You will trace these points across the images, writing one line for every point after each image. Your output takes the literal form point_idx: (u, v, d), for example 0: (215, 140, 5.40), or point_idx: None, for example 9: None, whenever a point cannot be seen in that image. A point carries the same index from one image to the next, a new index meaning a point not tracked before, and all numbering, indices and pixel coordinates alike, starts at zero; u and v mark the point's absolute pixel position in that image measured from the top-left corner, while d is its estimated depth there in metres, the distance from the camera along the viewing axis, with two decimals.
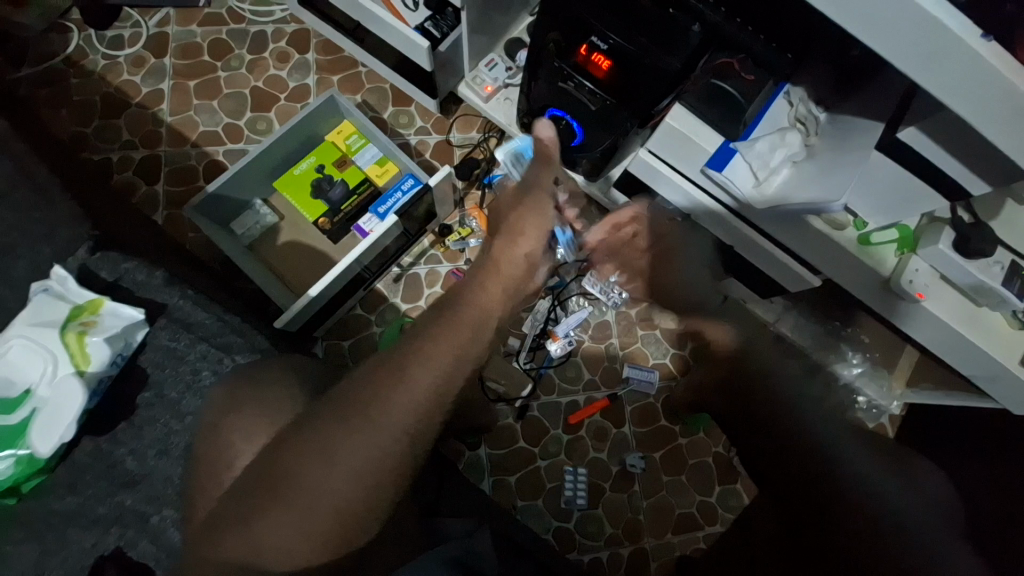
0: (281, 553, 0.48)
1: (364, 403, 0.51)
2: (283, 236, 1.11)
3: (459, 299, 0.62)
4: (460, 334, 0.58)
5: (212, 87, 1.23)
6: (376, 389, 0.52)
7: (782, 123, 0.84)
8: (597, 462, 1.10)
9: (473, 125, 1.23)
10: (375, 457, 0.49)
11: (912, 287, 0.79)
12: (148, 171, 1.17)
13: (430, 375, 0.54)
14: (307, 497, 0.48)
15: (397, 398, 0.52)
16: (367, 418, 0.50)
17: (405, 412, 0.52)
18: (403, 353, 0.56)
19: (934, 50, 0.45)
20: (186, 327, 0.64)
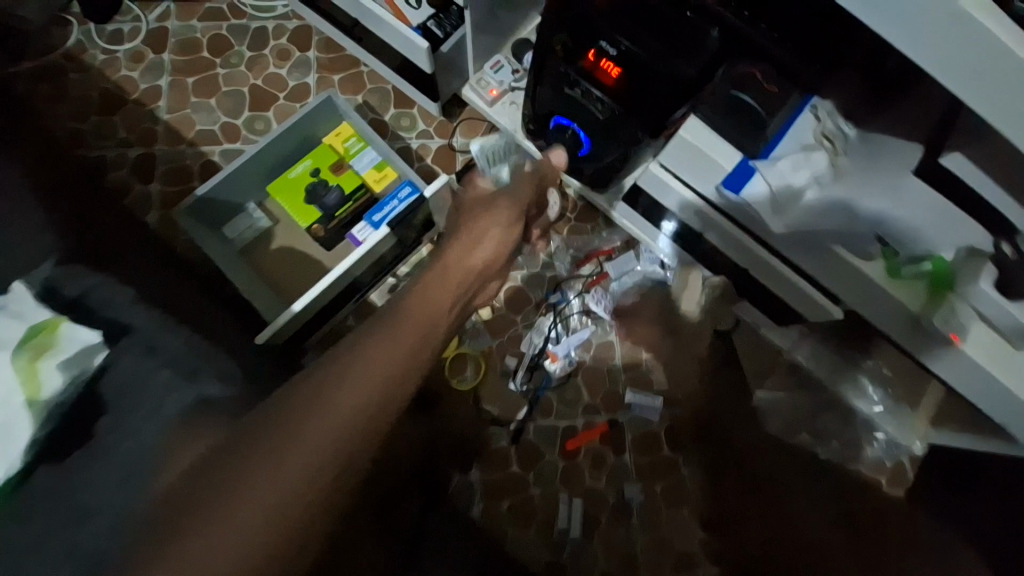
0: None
1: (301, 409, 0.48)
2: (276, 241, 1.07)
3: (410, 303, 0.59)
4: (413, 344, 0.54)
5: (211, 85, 1.20)
6: (313, 391, 0.49)
7: (807, 139, 0.76)
8: (594, 491, 1.05)
9: (477, 130, 1.16)
10: (307, 466, 0.46)
11: (943, 325, 0.68)
12: (143, 171, 1.14)
13: (377, 377, 0.50)
14: (228, 522, 0.44)
15: (336, 402, 0.48)
16: (302, 421, 0.47)
17: (345, 417, 0.48)
18: (346, 354, 0.52)
19: (986, 62, 0.37)
20: (149, 349, 0.59)
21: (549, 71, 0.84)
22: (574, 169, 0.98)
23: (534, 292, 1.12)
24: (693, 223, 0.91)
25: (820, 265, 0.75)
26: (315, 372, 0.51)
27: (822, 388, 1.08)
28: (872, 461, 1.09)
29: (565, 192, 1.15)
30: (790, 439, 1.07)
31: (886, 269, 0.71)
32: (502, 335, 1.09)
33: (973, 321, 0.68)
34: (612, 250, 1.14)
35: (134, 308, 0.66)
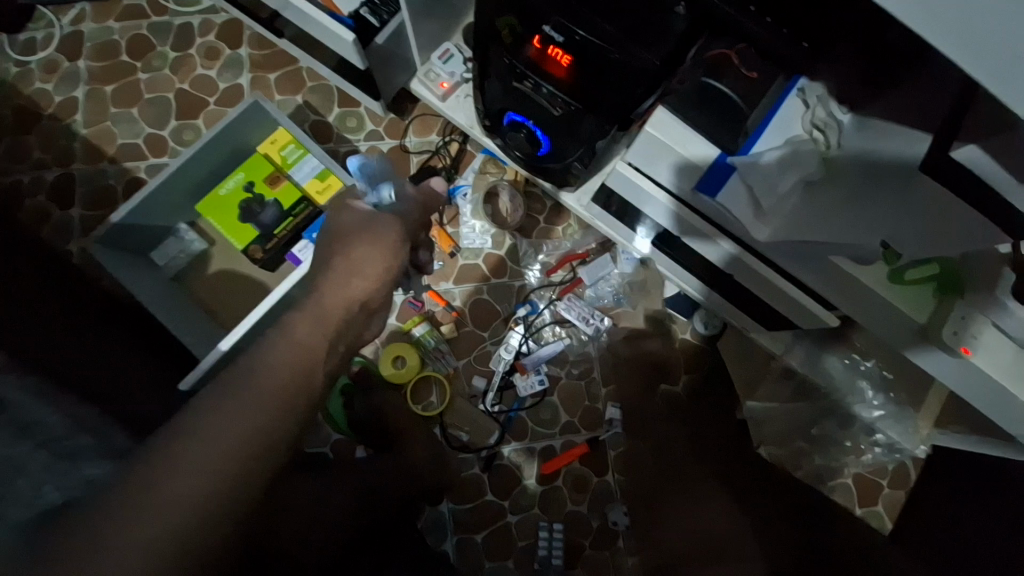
0: None
1: (119, 504, 0.38)
2: (213, 264, 0.97)
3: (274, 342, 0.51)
4: (270, 420, 0.44)
5: (132, 92, 1.07)
6: (142, 481, 0.39)
7: (796, 130, 0.66)
8: (576, 516, 0.98)
9: (431, 127, 1.05)
10: (177, 524, 0.39)
11: (957, 340, 0.62)
12: (62, 194, 1.03)
13: (225, 460, 0.41)
14: (105, 546, 0.37)
15: (158, 497, 0.39)
16: (171, 470, 0.40)
17: (176, 519, 0.39)
18: (180, 438, 0.41)
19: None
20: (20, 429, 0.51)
21: (494, 64, 0.74)
22: (536, 169, 0.88)
23: (501, 304, 1.03)
24: (671, 226, 0.80)
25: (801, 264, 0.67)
26: (150, 452, 0.41)
27: (818, 393, 1.01)
28: (871, 465, 1.05)
29: (531, 192, 1.05)
30: (781, 448, 1.02)
31: (889, 273, 0.64)
32: (468, 354, 1.01)
33: (984, 330, 0.63)
34: (587, 252, 1.04)
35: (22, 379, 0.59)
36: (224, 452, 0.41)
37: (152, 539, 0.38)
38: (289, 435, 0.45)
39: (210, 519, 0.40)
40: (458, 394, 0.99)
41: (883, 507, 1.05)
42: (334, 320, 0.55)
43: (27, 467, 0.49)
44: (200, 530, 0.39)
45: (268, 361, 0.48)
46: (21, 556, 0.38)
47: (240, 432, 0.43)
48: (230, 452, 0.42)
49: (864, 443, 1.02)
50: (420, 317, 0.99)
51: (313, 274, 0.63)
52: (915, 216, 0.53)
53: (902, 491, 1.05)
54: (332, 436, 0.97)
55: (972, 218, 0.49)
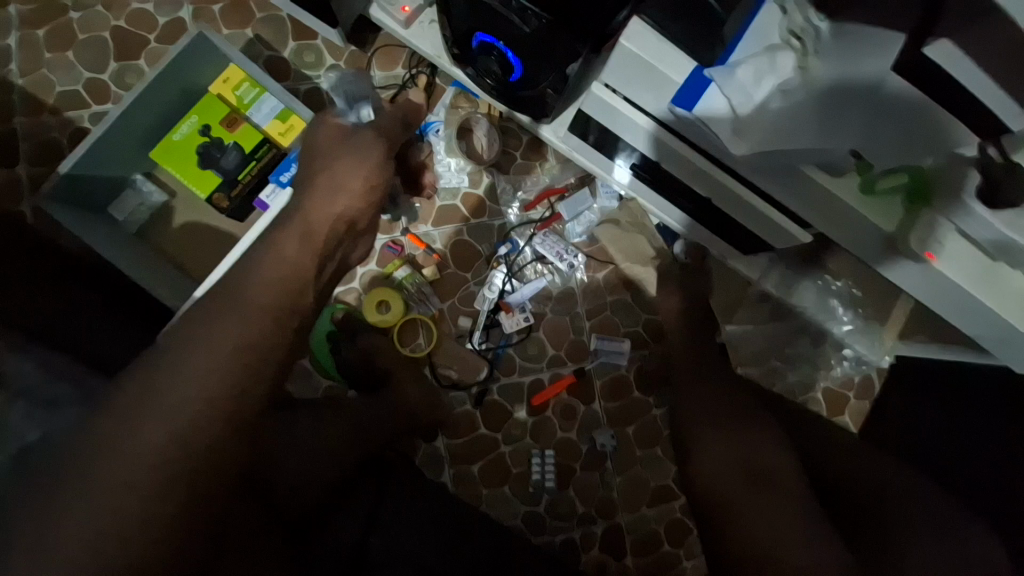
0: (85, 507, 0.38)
1: (128, 409, 0.42)
2: (177, 218, 0.92)
3: (251, 278, 0.50)
4: (260, 332, 0.47)
5: (62, 33, 0.97)
6: (152, 385, 0.43)
7: (773, 39, 0.63)
8: (566, 442, 1.03)
9: (396, 60, 0.99)
10: (184, 421, 0.42)
11: (921, 246, 0.64)
12: (3, 150, 0.95)
13: (225, 366, 0.45)
14: (125, 440, 0.40)
15: (162, 400, 0.42)
16: (175, 375, 0.43)
17: (184, 417, 0.42)
18: (179, 348, 0.45)
19: None
20: None
21: None
22: (510, 99, 0.85)
23: (482, 245, 1.02)
24: (650, 152, 0.80)
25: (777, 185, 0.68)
26: (154, 362, 0.44)
27: (793, 313, 1.06)
28: (839, 378, 1.08)
29: (507, 126, 1.02)
30: (759, 368, 1.07)
31: (860, 185, 0.65)
32: (452, 296, 1.01)
33: (948, 237, 0.66)
34: (566, 188, 1.03)
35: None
36: (226, 353, 0.45)
37: (162, 435, 0.41)
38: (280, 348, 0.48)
39: (214, 418, 0.43)
40: (445, 335, 1.00)
41: (849, 417, 1.09)
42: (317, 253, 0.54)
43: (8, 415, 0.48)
44: (206, 432, 0.42)
45: (253, 298, 0.49)
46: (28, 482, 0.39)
47: (235, 342, 0.46)
48: (229, 354, 0.45)
49: (835, 359, 1.08)
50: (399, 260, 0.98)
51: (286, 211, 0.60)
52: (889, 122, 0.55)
53: (869, 400, 1.09)
54: (322, 384, 0.98)
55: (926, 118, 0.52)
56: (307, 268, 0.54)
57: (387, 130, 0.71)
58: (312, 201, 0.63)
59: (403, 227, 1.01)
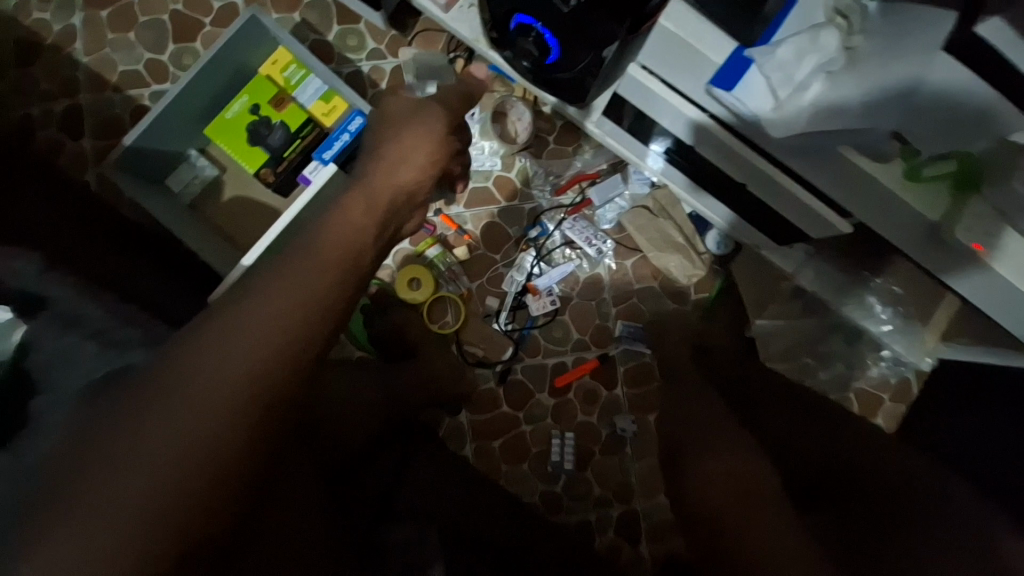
0: (152, 448, 0.38)
1: (191, 356, 0.42)
2: (227, 191, 0.98)
3: (303, 244, 0.52)
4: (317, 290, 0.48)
5: (127, 16, 1.04)
6: (215, 334, 0.43)
7: (817, 19, 0.63)
8: (586, 425, 1.04)
9: (435, 44, 1.02)
10: (246, 368, 0.42)
11: (968, 237, 0.63)
12: (73, 125, 1.03)
13: (286, 317, 0.45)
14: (189, 386, 0.41)
15: (223, 349, 0.42)
16: (238, 326, 0.44)
17: (244, 365, 0.42)
18: (236, 303, 0.46)
19: None
20: (70, 323, 0.56)
21: None
22: (545, 81, 0.86)
23: (512, 228, 1.04)
24: (685, 136, 0.79)
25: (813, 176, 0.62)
26: (215, 315, 0.45)
27: (828, 310, 1.03)
28: (876, 380, 1.08)
29: (541, 111, 1.03)
30: (789, 364, 1.05)
31: (905, 171, 0.63)
32: (481, 277, 1.03)
33: (999, 229, 0.63)
34: (597, 173, 1.03)
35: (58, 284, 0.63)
36: (286, 305, 0.46)
37: (222, 384, 0.41)
38: (334, 308, 0.49)
39: (275, 367, 0.43)
40: (472, 314, 1.02)
41: (882, 420, 1.08)
42: (356, 223, 0.57)
43: (78, 354, 0.52)
44: (262, 385, 0.42)
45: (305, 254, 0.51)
46: (94, 407, 0.42)
47: (292, 298, 0.47)
48: (287, 306, 0.46)
49: (871, 359, 1.07)
50: (431, 240, 1.01)
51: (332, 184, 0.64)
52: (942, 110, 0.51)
53: (903, 406, 1.08)
54: (354, 354, 1.02)
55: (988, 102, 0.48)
56: (349, 234, 0.56)
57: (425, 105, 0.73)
58: (352, 175, 0.66)
59: (437, 208, 1.03)
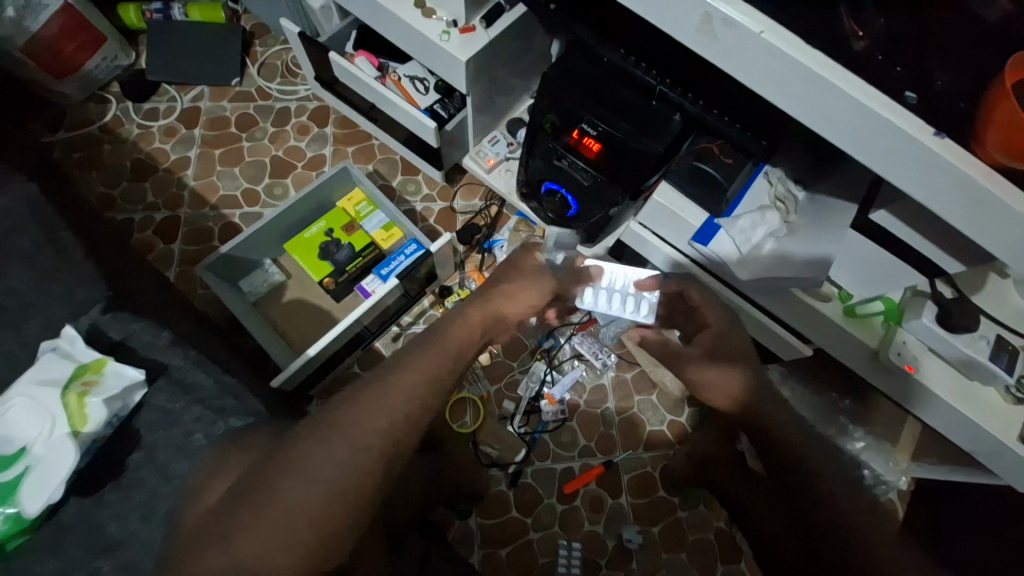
0: (305, 497, 0.51)
1: (309, 452, 0.53)
2: (289, 293, 1.18)
3: (419, 353, 0.64)
4: (415, 403, 0.58)
5: (236, 155, 1.33)
6: (334, 422, 0.56)
7: (764, 200, 0.90)
8: (593, 535, 1.08)
9: (475, 194, 1.30)
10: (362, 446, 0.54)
11: (900, 359, 0.80)
12: (168, 231, 1.27)
13: (404, 410, 0.57)
14: (319, 458, 0.53)
15: (337, 455, 0.53)
16: (348, 427, 0.55)
17: (352, 459, 0.53)
18: (346, 404, 0.58)
19: (888, 142, 0.53)
20: (184, 389, 0.69)
21: (540, 146, 1.00)
22: (563, 227, 1.10)
23: (529, 339, 1.18)
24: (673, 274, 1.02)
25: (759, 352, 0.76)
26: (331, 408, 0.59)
27: None
28: None
29: None
30: None
31: (843, 308, 0.85)
32: (500, 380, 1.16)
33: (923, 354, 0.81)
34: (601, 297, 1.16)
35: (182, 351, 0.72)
36: (408, 398, 0.58)
37: (330, 500, 0.51)
38: (432, 409, 0.60)
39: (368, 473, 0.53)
40: (490, 415, 1.13)
41: None
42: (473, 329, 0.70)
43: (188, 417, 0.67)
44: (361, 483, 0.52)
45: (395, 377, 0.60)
46: (249, 445, 0.63)
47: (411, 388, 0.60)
48: (397, 405, 0.58)
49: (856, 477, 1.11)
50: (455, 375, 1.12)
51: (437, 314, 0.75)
52: (868, 264, 0.80)
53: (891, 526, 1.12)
54: None
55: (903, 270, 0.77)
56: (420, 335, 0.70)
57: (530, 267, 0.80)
58: None
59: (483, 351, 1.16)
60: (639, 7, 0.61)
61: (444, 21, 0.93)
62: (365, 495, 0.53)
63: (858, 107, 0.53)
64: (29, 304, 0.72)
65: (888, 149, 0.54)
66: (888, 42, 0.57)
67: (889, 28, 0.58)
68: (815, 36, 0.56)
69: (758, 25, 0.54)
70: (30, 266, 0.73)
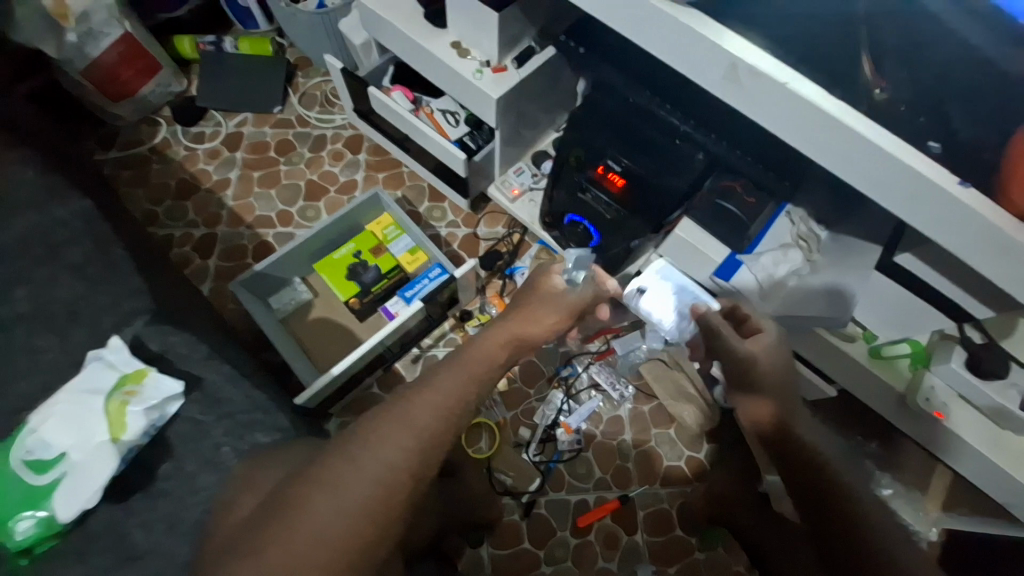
0: (335, 514, 0.52)
1: (339, 470, 0.54)
2: (315, 311, 1.22)
3: (446, 370, 0.64)
4: (437, 421, 0.59)
5: (274, 177, 1.41)
6: (363, 440, 0.56)
7: (786, 238, 0.92)
8: (606, 572, 1.05)
9: (498, 221, 1.34)
10: (393, 462, 0.55)
11: (930, 405, 0.78)
12: (205, 247, 1.33)
13: (432, 427, 0.58)
14: (349, 472, 0.54)
15: (363, 472, 0.54)
16: (379, 443, 0.56)
17: (382, 475, 0.54)
18: (376, 421, 0.58)
19: (916, 191, 0.54)
20: (217, 401, 0.72)
21: (565, 179, 1.03)
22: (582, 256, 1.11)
23: (547, 366, 1.19)
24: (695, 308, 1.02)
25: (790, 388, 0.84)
26: (356, 425, 0.59)
27: None
28: None
29: None
30: None
31: (869, 349, 0.84)
32: (517, 407, 1.16)
33: (951, 399, 0.79)
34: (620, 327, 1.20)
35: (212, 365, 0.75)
36: (437, 416, 0.59)
37: (357, 514, 0.52)
38: (456, 428, 0.60)
39: (397, 489, 0.54)
40: (505, 442, 1.13)
41: None
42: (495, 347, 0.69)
43: (219, 429, 0.70)
44: (390, 498, 0.54)
45: (425, 399, 0.60)
46: (278, 459, 0.65)
47: (441, 405, 0.60)
48: (428, 420, 0.58)
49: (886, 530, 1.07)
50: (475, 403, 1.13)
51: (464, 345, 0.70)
52: (901, 308, 0.78)
53: None
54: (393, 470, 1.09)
55: (936, 318, 0.76)
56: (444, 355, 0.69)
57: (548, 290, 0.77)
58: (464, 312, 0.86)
59: None
60: (667, 56, 0.65)
61: (478, 61, 0.98)
62: (391, 516, 0.53)
63: (887, 158, 0.54)
64: (80, 312, 0.76)
65: (913, 196, 0.55)
66: (909, 95, 0.59)
67: (914, 80, 0.60)
68: (836, 88, 0.58)
69: (784, 77, 0.57)
70: (83, 276, 0.78)
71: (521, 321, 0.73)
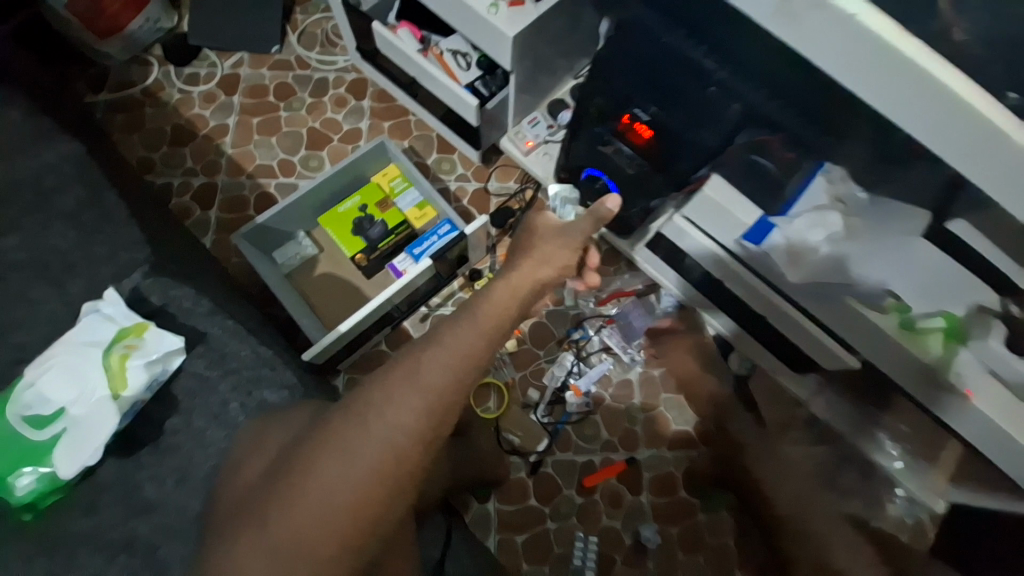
0: (344, 479, 0.51)
1: (348, 435, 0.52)
2: (321, 267, 1.18)
3: (457, 330, 0.61)
4: (447, 384, 0.56)
5: (274, 124, 1.33)
6: (371, 404, 0.54)
7: (822, 200, 0.86)
8: (610, 529, 1.08)
9: (511, 176, 1.27)
10: (402, 428, 0.53)
11: (959, 381, 0.75)
12: (205, 198, 1.28)
13: (442, 391, 0.55)
14: (358, 437, 0.52)
15: (372, 437, 0.52)
16: (387, 409, 0.53)
17: (391, 441, 0.52)
18: (384, 385, 0.55)
19: (993, 148, 0.48)
20: (221, 357, 0.70)
21: (585, 131, 0.96)
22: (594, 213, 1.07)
23: (558, 328, 1.16)
24: (711, 269, 0.96)
25: (769, 341, 1.02)
26: (363, 387, 0.56)
27: (841, 440, 1.11)
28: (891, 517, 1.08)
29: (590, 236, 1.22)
30: None
31: (900, 322, 0.78)
32: (526, 368, 1.14)
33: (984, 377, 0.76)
34: (633, 291, 1.18)
35: (214, 321, 0.72)
36: (446, 379, 0.56)
37: (368, 480, 0.51)
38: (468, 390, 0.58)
39: (408, 454, 0.52)
40: (513, 403, 1.12)
41: None
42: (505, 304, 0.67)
43: (225, 385, 0.68)
44: (401, 465, 0.52)
45: (434, 361, 0.56)
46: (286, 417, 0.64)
47: (451, 368, 0.56)
48: (437, 383, 0.55)
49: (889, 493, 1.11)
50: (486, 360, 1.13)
51: (474, 298, 0.68)
52: (936, 272, 0.76)
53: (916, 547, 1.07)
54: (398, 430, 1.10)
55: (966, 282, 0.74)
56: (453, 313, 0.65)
57: (548, 228, 0.83)
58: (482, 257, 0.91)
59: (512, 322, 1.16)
60: None
61: None
62: (402, 480, 0.52)
63: (965, 112, 0.47)
64: (75, 262, 0.73)
65: (988, 155, 0.48)
66: (993, 35, 0.52)
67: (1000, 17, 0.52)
68: (914, 23, 0.50)
69: (854, 6, 0.48)
70: (76, 226, 0.74)
71: (532, 263, 0.78)
